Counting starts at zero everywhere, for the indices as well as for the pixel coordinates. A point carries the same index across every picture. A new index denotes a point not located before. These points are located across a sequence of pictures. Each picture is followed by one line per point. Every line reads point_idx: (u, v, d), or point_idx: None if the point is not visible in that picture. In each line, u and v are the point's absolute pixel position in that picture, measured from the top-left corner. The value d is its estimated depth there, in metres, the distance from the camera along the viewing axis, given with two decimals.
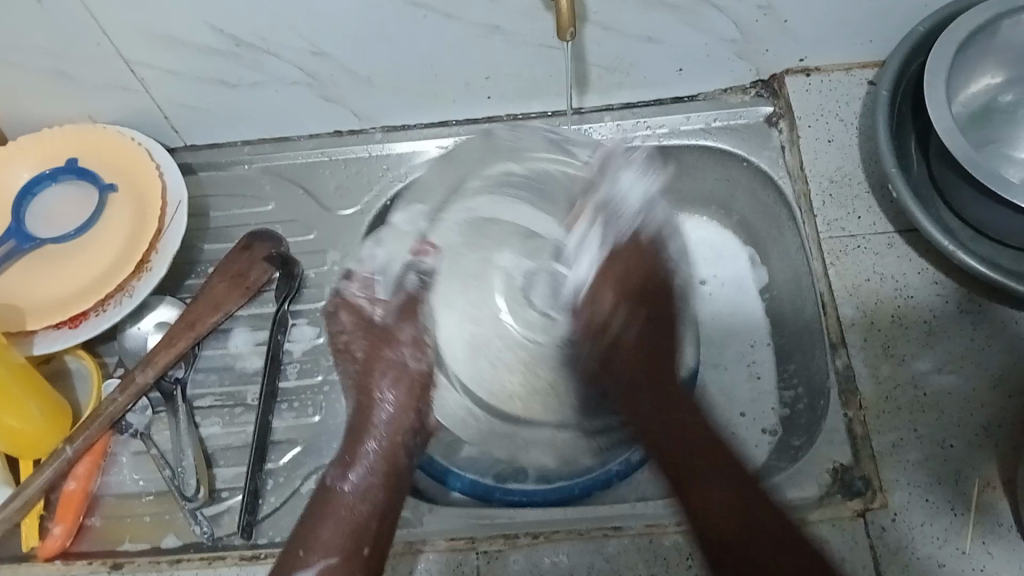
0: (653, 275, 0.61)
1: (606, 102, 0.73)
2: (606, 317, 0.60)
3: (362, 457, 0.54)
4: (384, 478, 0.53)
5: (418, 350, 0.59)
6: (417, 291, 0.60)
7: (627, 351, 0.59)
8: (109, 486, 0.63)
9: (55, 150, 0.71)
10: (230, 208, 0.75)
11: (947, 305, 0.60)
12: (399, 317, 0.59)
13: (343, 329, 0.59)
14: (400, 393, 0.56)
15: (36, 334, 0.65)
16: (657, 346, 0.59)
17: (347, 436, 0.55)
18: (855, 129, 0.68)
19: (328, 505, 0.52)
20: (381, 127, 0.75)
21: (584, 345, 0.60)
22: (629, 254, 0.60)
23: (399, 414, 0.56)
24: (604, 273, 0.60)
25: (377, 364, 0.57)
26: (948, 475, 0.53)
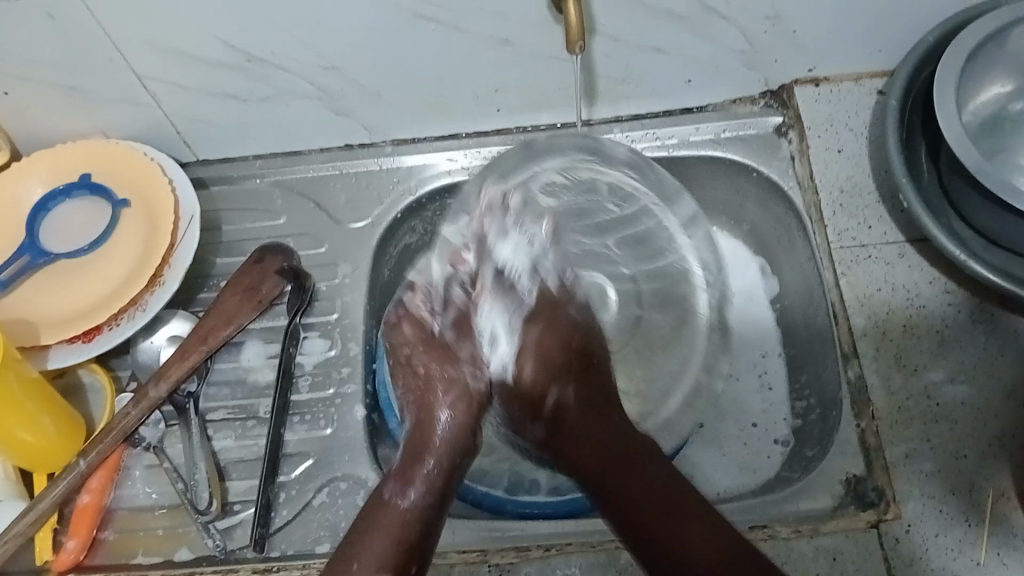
0: (564, 347, 0.56)
1: (615, 114, 0.73)
2: (541, 384, 0.55)
3: (422, 476, 0.50)
4: (442, 497, 0.50)
5: (479, 369, 0.55)
6: (466, 303, 0.55)
7: (572, 422, 0.54)
8: (122, 499, 0.64)
9: (68, 165, 0.72)
10: (242, 221, 0.75)
11: (959, 314, 0.60)
12: (456, 330, 0.55)
13: (407, 341, 0.55)
14: (457, 406, 0.53)
15: (49, 349, 0.65)
16: (591, 419, 0.54)
17: (405, 449, 0.52)
18: (865, 139, 0.68)
19: (382, 517, 0.49)
20: (392, 140, 0.75)
21: (532, 425, 0.56)
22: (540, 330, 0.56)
23: (455, 439, 0.52)
24: (537, 323, 0.56)
25: (436, 382, 0.54)
26: (962, 485, 0.53)
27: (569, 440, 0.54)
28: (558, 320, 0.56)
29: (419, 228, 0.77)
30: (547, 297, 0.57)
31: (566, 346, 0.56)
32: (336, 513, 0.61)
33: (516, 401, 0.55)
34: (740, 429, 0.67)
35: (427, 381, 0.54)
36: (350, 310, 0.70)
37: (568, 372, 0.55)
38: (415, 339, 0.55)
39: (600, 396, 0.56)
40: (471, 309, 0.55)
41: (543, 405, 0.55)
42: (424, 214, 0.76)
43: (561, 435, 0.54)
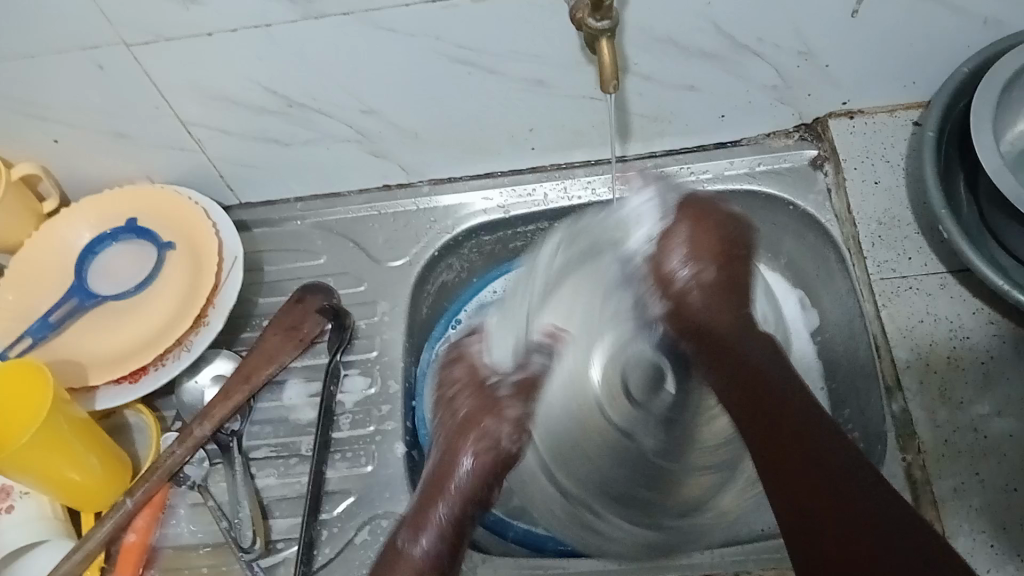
0: (724, 224, 0.61)
1: (649, 149, 0.74)
2: (672, 266, 0.61)
3: (432, 525, 0.54)
4: (452, 543, 0.53)
5: (516, 431, 0.58)
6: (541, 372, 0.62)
7: (698, 303, 0.58)
8: (167, 537, 0.64)
9: (114, 209, 0.74)
10: (283, 261, 0.76)
11: (1004, 345, 0.59)
12: (518, 391, 0.60)
13: (456, 380, 0.61)
14: (481, 460, 0.56)
15: (98, 389, 0.67)
16: (728, 296, 0.58)
17: (423, 495, 0.55)
18: (902, 170, 0.68)
19: (393, 567, 0.52)
20: (429, 179, 0.76)
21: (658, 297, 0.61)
22: (688, 224, 0.61)
23: (472, 493, 0.55)
24: (686, 225, 0.61)
25: (469, 432, 0.57)
26: (1013, 521, 0.52)
27: (701, 300, 0.58)
28: (714, 221, 0.60)
29: (456, 265, 0.78)
30: (683, 203, 0.62)
31: (717, 242, 0.60)
32: (377, 551, 0.61)
33: (656, 281, 0.61)
34: None
35: (463, 427, 0.58)
36: (389, 347, 0.71)
37: (716, 254, 0.59)
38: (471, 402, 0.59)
39: (733, 283, 0.59)
40: (539, 376, 0.62)
41: (673, 281, 0.60)
42: (461, 251, 0.77)
43: (679, 310, 0.59)
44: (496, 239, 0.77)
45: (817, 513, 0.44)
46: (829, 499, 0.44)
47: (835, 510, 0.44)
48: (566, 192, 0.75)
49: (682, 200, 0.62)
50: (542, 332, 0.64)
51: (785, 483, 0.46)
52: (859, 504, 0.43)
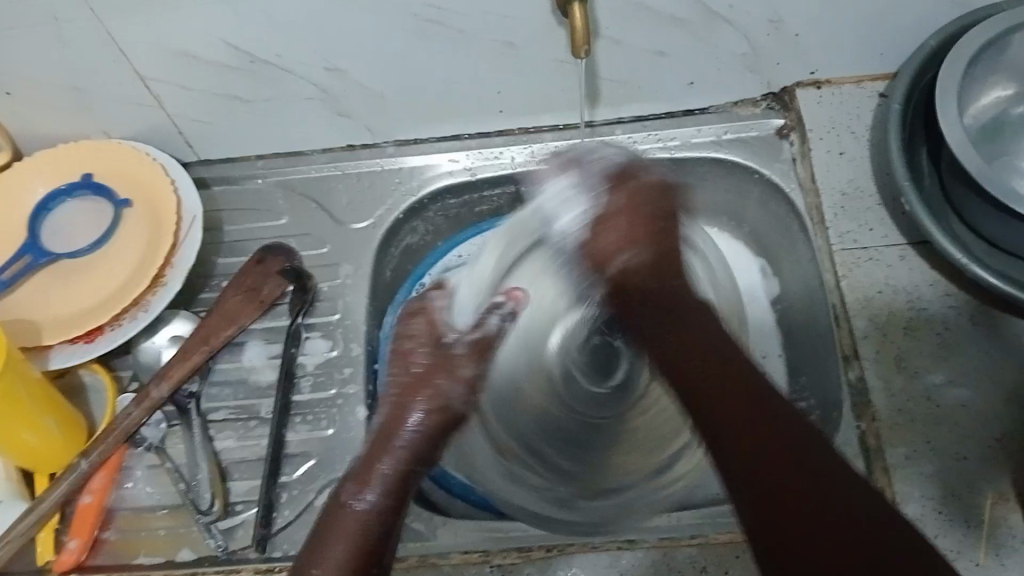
0: (657, 206, 0.58)
1: (617, 115, 0.74)
2: (611, 250, 0.57)
3: (384, 470, 0.51)
4: (399, 500, 0.51)
5: (469, 390, 0.56)
6: (496, 331, 0.59)
7: (637, 284, 0.56)
8: (123, 499, 0.64)
9: (70, 164, 0.72)
10: (243, 221, 0.75)
11: (960, 317, 0.60)
12: (473, 350, 0.57)
13: (415, 335, 0.57)
14: (434, 416, 0.54)
15: (51, 349, 0.65)
16: (662, 270, 0.56)
17: (369, 447, 0.53)
18: (866, 142, 0.68)
19: (343, 524, 0.49)
20: (394, 140, 0.75)
21: (598, 278, 0.60)
22: (619, 206, 0.58)
23: (420, 449, 0.53)
24: (619, 191, 0.58)
25: (422, 387, 0.55)
26: (963, 487, 0.53)
27: (643, 280, 0.56)
28: (641, 197, 0.58)
29: (420, 228, 0.77)
30: (622, 172, 0.59)
31: (648, 220, 0.57)
32: None
33: (589, 263, 0.59)
34: None
35: (417, 380, 0.55)
36: (351, 310, 0.70)
37: (650, 239, 0.57)
38: (438, 372, 0.62)
39: (668, 262, 0.57)
40: (504, 335, 0.63)
41: (608, 265, 0.58)
42: (425, 215, 0.76)
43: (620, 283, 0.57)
44: (462, 202, 0.76)
45: (765, 489, 0.44)
46: (794, 484, 0.43)
47: (800, 496, 0.43)
48: (532, 156, 0.74)
49: (625, 163, 0.60)
50: (502, 293, 0.63)
51: (744, 470, 0.45)
52: (823, 471, 0.43)
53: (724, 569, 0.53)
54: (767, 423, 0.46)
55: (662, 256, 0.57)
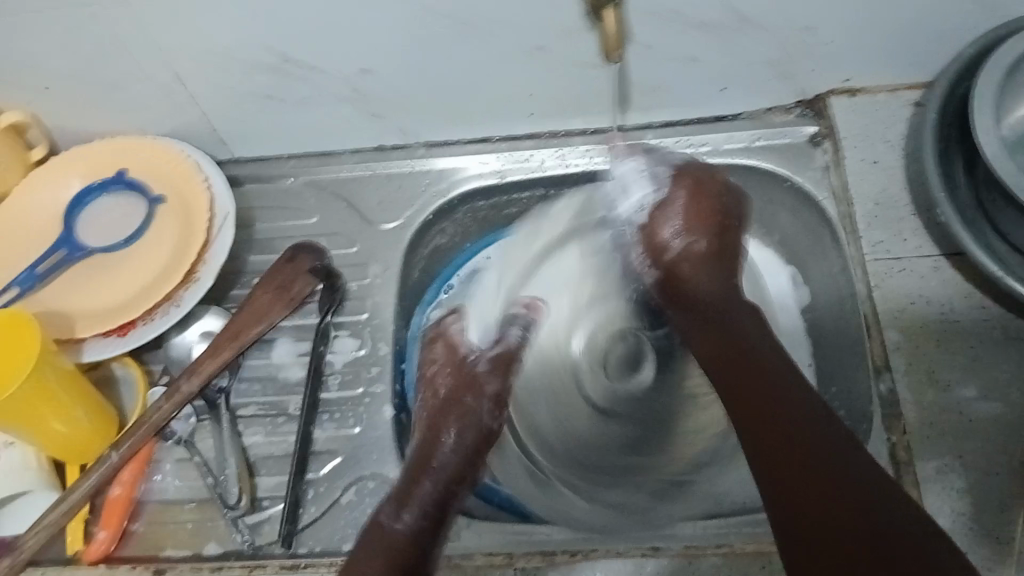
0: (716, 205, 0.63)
1: (648, 120, 0.73)
2: (669, 237, 0.63)
3: (418, 501, 0.54)
4: (437, 521, 0.54)
5: (495, 407, 0.62)
6: (517, 343, 0.65)
7: (690, 269, 0.61)
8: (152, 492, 0.64)
9: (105, 160, 0.73)
10: (274, 219, 0.76)
11: (993, 331, 0.60)
12: (495, 365, 0.64)
13: (436, 360, 0.65)
14: (466, 437, 0.59)
15: (85, 342, 0.66)
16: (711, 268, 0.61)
17: (405, 475, 0.56)
18: (900, 151, 0.68)
19: (385, 540, 0.52)
20: (424, 141, 0.76)
21: (651, 265, 0.64)
22: (682, 193, 0.63)
23: (456, 468, 0.57)
24: (683, 185, 0.64)
25: (453, 409, 0.61)
26: (993, 503, 0.53)
27: (696, 275, 0.61)
28: (707, 189, 0.63)
29: (449, 230, 0.77)
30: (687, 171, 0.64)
31: (710, 213, 0.62)
32: (362, 512, 0.62)
33: (647, 250, 0.64)
34: None
35: (446, 404, 0.61)
36: (380, 310, 0.70)
37: (712, 227, 0.62)
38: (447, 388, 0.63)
39: (728, 252, 0.62)
40: (518, 350, 0.65)
41: (664, 252, 0.63)
42: (455, 216, 0.76)
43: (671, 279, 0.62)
44: (491, 205, 0.77)
45: (787, 484, 0.46)
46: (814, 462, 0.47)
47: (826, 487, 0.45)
48: (562, 159, 0.74)
49: (673, 173, 0.65)
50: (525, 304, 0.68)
51: (778, 469, 0.47)
52: (843, 475, 0.46)
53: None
54: (798, 434, 0.48)
55: (719, 257, 0.62)
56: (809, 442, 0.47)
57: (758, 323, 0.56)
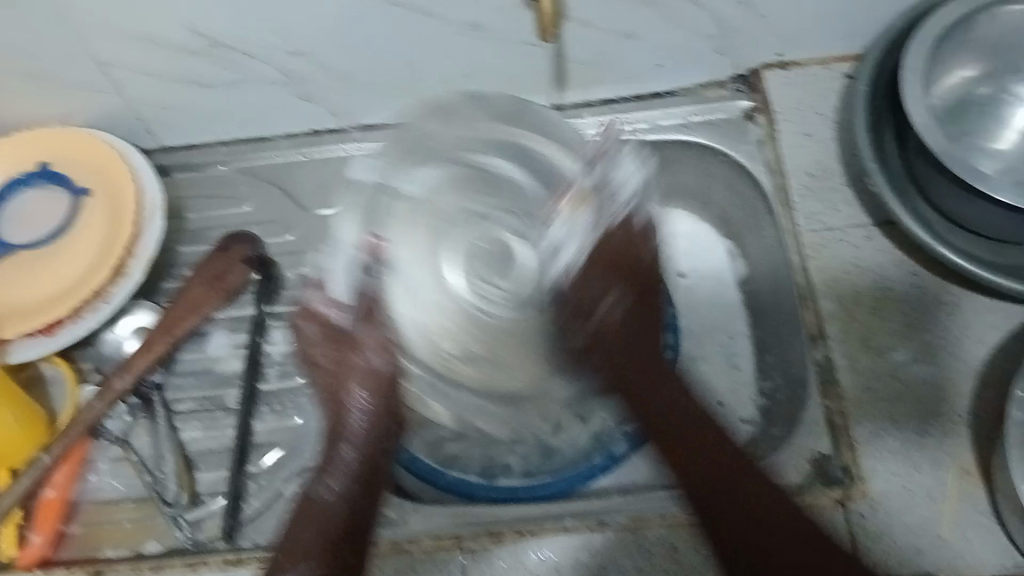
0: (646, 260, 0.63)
1: (585, 98, 0.73)
2: (595, 296, 0.62)
3: (342, 472, 0.57)
4: (365, 486, 0.57)
5: (385, 352, 0.61)
6: (378, 291, 0.61)
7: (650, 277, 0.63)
8: (88, 492, 0.63)
9: (26, 152, 0.70)
10: (207, 210, 0.74)
11: (924, 296, 0.61)
12: (364, 317, 0.60)
13: (312, 321, 0.61)
14: (368, 393, 0.59)
15: (11, 342, 0.64)
16: (638, 326, 0.62)
17: (327, 445, 0.59)
18: (833, 123, 0.69)
19: (315, 510, 0.56)
20: (359, 125, 0.74)
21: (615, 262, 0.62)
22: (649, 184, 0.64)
23: (370, 425, 0.58)
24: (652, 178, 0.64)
25: (345, 372, 0.60)
26: (926, 462, 0.54)
27: (611, 345, 0.61)
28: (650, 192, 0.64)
29: None
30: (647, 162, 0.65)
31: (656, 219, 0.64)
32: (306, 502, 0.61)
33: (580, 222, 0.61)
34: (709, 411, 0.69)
35: (338, 364, 0.60)
36: None
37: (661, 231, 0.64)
38: (322, 363, 0.61)
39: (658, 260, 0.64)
40: (376, 296, 0.60)
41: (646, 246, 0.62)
42: None
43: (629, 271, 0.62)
44: None
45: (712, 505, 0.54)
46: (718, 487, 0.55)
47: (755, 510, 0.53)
48: None
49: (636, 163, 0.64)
50: (365, 250, 0.60)
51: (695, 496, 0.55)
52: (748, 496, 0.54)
53: (693, 548, 0.54)
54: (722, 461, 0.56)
55: (640, 302, 0.63)
56: (727, 472, 0.55)
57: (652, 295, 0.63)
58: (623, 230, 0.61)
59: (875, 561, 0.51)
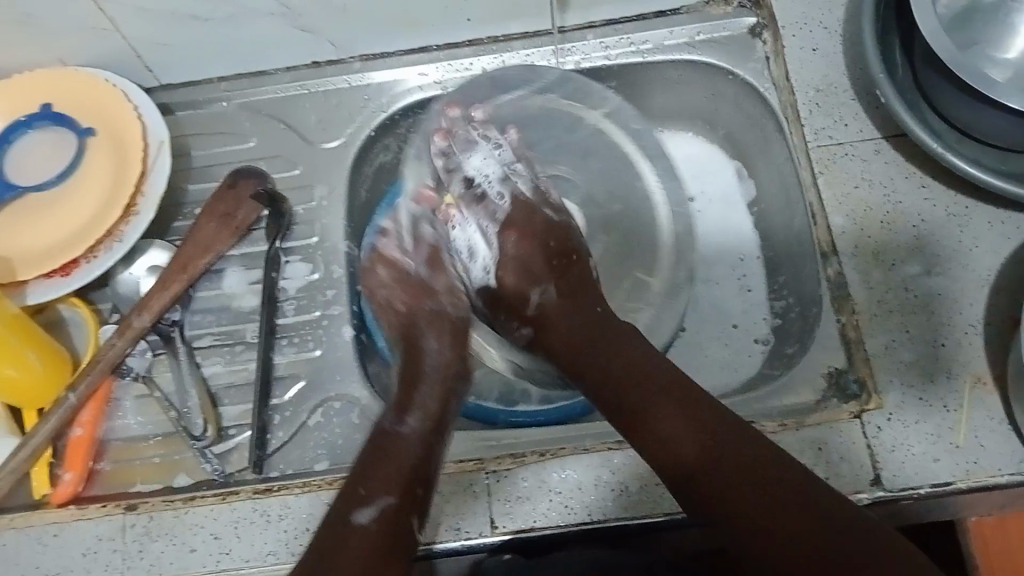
0: (553, 225, 0.66)
1: (588, 20, 0.72)
2: (524, 288, 0.65)
3: (416, 407, 0.56)
4: (438, 426, 0.56)
5: (455, 297, 0.65)
6: (435, 239, 0.66)
7: (556, 313, 0.62)
8: (114, 430, 0.64)
9: (26, 95, 0.69)
10: (211, 146, 0.73)
11: (935, 209, 0.61)
12: (429, 266, 0.65)
13: (386, 288, 0.64)
14: (444, 339, 0.62)
15: (27, 284, 0.64)
16: (571, 304, 0.62)
17: (399, 389, 0.59)
18: (839, 37, 0.67)
19: (393, 447, 0.54)
20: (359, 55, 0.73)
21: (519, 326, 0.65)
22: (516, 228, 0.66)
23: (448, 352, 0.61)
24: (511, 229, 0.66)
25: (422, 319, 0.63)
26: (940, 373, 0.55)
27: (564, 321, 0.61)
28: (535, 224, 0.66)
29: (393, 146, 0.75)
30: (519, 200, 0.67)
31: (548, 254, 0.65)
32: (331, 432, 0.62)
33: (511, 311, 0.65)
34: (720, 331, 0.70)
35: (411, 318, 0.63)
36: (329, 233, 0.70)
37: (533, 247, 0.65)
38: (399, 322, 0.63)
39: (559, 255, 0.65)
40: (439, 244, 0.66)
41: (528, 301, 0.64)
42: (398, 130, 0.74)
43: (544, 323, 0.62)
44: None
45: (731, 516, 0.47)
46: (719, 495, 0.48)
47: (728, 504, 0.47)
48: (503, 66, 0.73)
49: (501, 224, 0.66)
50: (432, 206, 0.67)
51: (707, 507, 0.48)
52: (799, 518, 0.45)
53: None
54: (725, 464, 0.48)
55: (562, 281, 0.64)
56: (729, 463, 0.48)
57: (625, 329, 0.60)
58: (522, 207, 0.67)
59: (893, 470, 0.53)
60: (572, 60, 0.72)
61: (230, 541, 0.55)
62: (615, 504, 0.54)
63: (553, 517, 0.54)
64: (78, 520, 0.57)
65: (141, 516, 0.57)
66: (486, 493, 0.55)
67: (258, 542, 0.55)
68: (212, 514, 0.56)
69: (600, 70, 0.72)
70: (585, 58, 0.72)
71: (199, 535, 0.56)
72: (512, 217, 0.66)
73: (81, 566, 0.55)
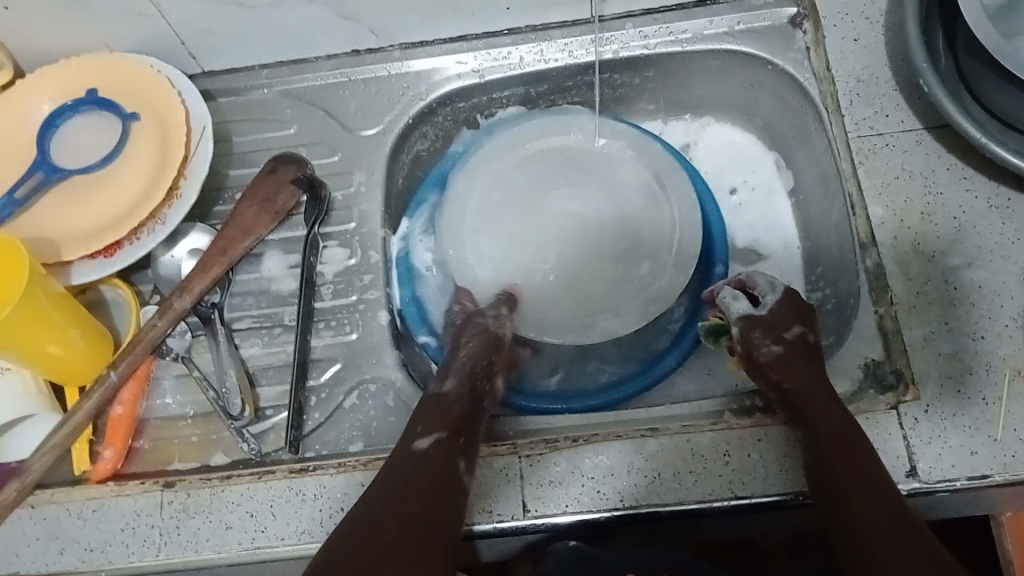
0: (803, 321, 0.60)
1: (627, 9, 0.71)
2: (782, 324, 0.60)
3: (456, 373, 0.59)
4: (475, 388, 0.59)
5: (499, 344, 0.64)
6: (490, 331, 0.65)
7: (795, 373, 0.56)
8: (155, 409, 0.65)
9: (74, 79, 0.70)
10: (253, 132, 0.74)
11: (976, 200, 0.60)
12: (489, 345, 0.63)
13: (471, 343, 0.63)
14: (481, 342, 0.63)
15: (72, 264, 0.66)
16: (819, 396, 0.54)
17: (470, 355, 0.61)
18: (882, 27, 0.67)
19: (440, 400, 0.56)
20: (399, 43, 0.73)
21: (762, 348, 0.59)
22: (790, 305, 0.61)
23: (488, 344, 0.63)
24: (792, 316, 0.60)
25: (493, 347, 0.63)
26: (979, 366, 0.54)
27: (813, 411, 0.53)
28: (802, 320, 0.60)
29: (430, 134, 0.76)
30: (795, 303, 0.61)
31: (803, 318, 0.60)
32: (366, 414, 0.63)
33: (763, 329, 0.60)
34: None
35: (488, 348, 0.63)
36: (367, 219, 0.70)
37: (809, 340, 0.59)
38: (479, 347, 0.63)
39: (814, 349, 0.58)
40: (498, 341, 0.64)
41: (782, 336, 0.59)
42: (435, 119, 0.75)
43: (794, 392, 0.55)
44: (471, 105, 0.76)
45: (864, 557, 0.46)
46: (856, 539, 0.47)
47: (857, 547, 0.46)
48: (542, 55, 0.73)
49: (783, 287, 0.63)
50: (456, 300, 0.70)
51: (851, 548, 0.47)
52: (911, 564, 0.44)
53: (746, 452, 0.54)
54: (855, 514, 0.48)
55: (815, 356, 0.58)
56: (881, 491, 0.48)
57: (850, 430, 0.52)
58: (792, 301, 0.61)
59: (929, 462, 0.52)
60: (610, 49, 0.72)
61: (266, 519, 0.56)
62: (647, 491, 0.54)
63: (585, 502, 0.54)
64: (118, 496, 0.58)
65: (179, 493, 0.57)
66: (518, 477, 0.56)
67: (294, 521, 0.55)
68: (248, 493, 0.57)
69: (639, 60, 0.72)
70: (623, 47, 0.72)
71: (236, 513, 0.56)
72: (780, 309, 0.61)
73: (120, 540, 0.56)
